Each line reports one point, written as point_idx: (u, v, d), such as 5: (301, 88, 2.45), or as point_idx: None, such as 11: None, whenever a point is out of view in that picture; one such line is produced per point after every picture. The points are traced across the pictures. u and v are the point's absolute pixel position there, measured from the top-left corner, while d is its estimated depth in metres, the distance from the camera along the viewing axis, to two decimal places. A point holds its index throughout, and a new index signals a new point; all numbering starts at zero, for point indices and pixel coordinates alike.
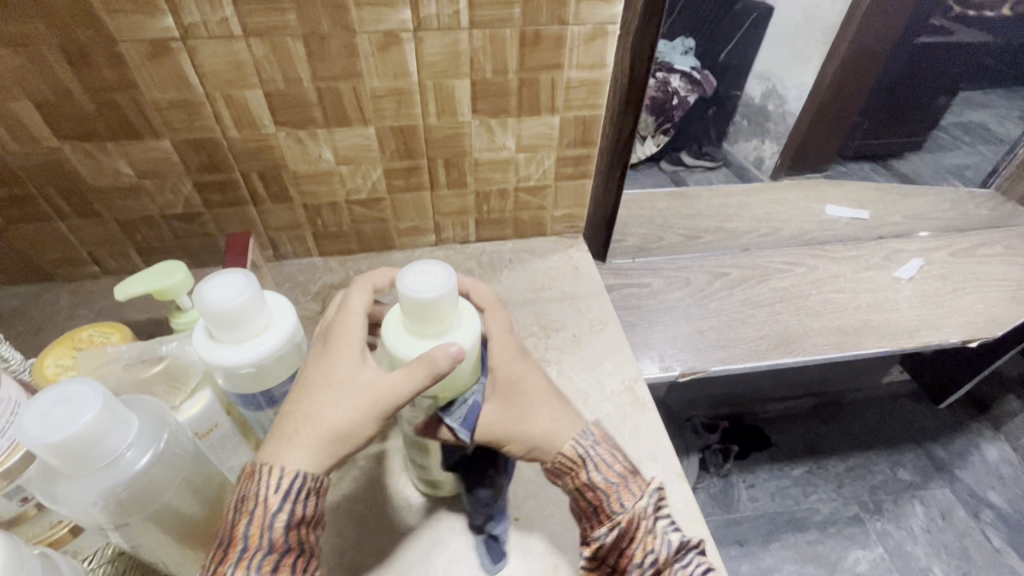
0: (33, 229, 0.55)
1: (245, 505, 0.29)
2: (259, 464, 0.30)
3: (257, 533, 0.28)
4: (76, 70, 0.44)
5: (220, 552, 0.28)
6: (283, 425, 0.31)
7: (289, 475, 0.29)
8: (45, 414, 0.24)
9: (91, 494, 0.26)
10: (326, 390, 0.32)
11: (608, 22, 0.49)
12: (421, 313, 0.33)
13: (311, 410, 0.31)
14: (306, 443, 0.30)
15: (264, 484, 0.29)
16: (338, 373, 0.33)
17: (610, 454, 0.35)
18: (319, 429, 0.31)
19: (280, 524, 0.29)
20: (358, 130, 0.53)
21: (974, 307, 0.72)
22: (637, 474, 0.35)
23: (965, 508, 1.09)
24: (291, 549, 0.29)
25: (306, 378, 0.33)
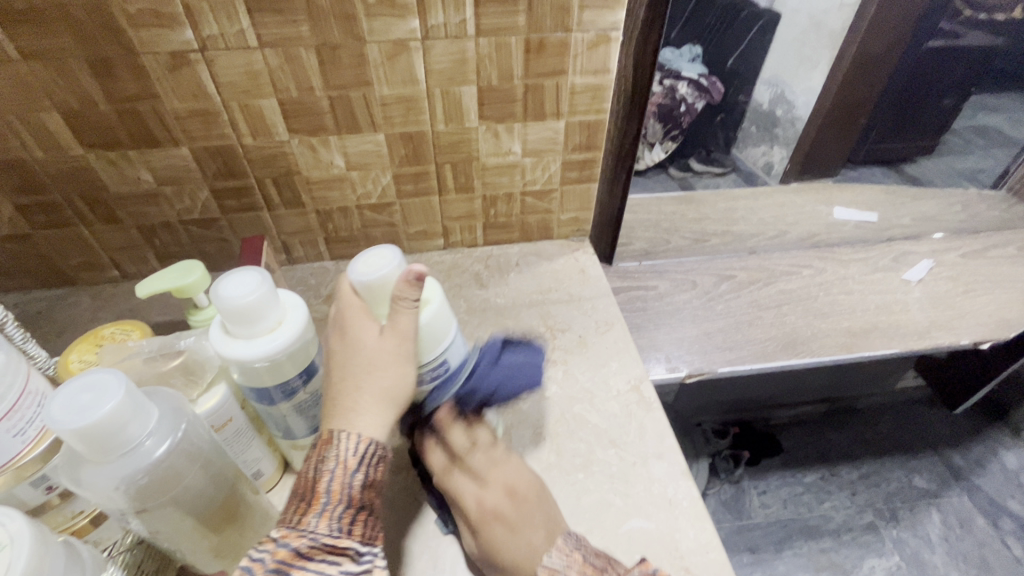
0: (56, 234, 0.57)
1: (326, 463, 0.31)
2: (336, 431, 0.33)
3: (339, 489, 0.31)
4: (100, 81, 0.46)
5: (303, 504, 0.31)
6: (338, 400, 0.34)
7: (365, 442, 0.32)
8: (72, 401, 0.26)
9: (112, 480, 0.27)
10: (357, 366, 0.34)
11: (610, 29, 0.50)
12: (378, 291, 0.36)
13: (360, 384, 0.34)
14: (367, 411, 0.33)
15: (344, 447, 0.32)
16: (361, 346, 0.35)
17: (562, 567, 0.34)
18: (371, 397, 0.34)
19: (356, 483, 0.32)
20: (368, 137, 0.54)
21: (986, 309, 0.72)
22: (602, 572, 0.34)
23: (983, 517, 1.06)
24: (363, 506, 0.32)
25: (337, 361, 0.35)
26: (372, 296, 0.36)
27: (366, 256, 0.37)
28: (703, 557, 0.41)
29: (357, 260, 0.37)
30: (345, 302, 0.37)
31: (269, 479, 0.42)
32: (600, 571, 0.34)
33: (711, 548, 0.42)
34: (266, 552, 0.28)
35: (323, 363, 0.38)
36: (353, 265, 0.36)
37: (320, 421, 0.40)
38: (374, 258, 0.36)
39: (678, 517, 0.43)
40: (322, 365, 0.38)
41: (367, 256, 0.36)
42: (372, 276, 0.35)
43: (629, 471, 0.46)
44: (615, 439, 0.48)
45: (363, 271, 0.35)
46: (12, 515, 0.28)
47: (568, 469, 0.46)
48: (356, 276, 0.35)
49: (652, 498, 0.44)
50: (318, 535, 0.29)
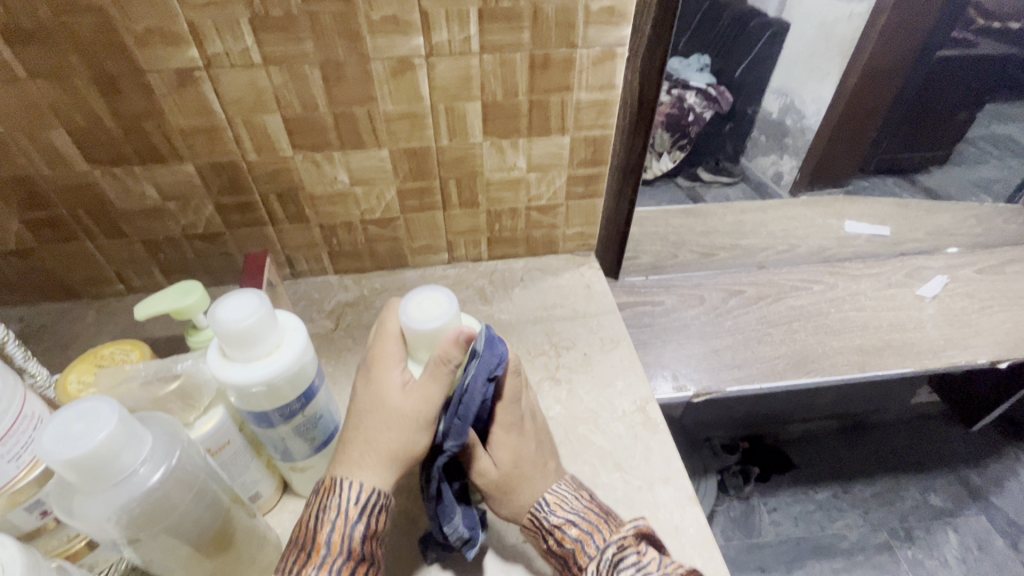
0: (62, 248, 0.57)
1: (327, 514, 0.32)
2: (337, 479, 0.33)
3: (339, 541, 0.32)
4: (106, 98, 0.46)
5: (302, 554, 0.31)
6: (346, 449, 0.35)
7: (366, 491, 0.33)
8: (62, 431, 0.25)
9: (107, 509, 0.27)
10: (375, 418, 0.35)
11: (616, 45, 0.49)
12: (424, 341, 0.35)
13: (370, 438, 0.34)
14: (371, 466, 0.34)
15: (344, 496, 0.33)
16: (384, 396, 0.35)
17: (566, 521, 0.37)
18: (379, 453, 0.34)
19: (356, 534, 0.32)
20: (372, 152, 0.54)
21: (1003, 327, 0.70)
22: (600, 528, 0.36)
23: (1002, 538, 1.04)
24: (363, 558, 0.32)
25: (358, 406, 0.36)
26: (415, 342, 0.36)
27: (418, 296, 0.36)
28: None
29: (410, 297, 0.36)
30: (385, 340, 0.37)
31: (267, 501, 0.42)
32: (598, 527, 0.36)
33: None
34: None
35: (322, 385, 0.37)
36: (408, 305, 0.36)
37: (319, 443, 0.39)
38: (429, 302, 0.36)
39: (684, 545, 0.42)
40: (321, 387, 0.37)
41: (424, 299, 0.36)
42: (421, 325, 0.35)
43: (634, 496, 0.45)
44: (620, 461, 0.47)
45: (415, 317, 0.35)
46: (4, 542, 0.28)
47: None
48: (409, 320, 0.35)
49: (658, 524, 0.43)
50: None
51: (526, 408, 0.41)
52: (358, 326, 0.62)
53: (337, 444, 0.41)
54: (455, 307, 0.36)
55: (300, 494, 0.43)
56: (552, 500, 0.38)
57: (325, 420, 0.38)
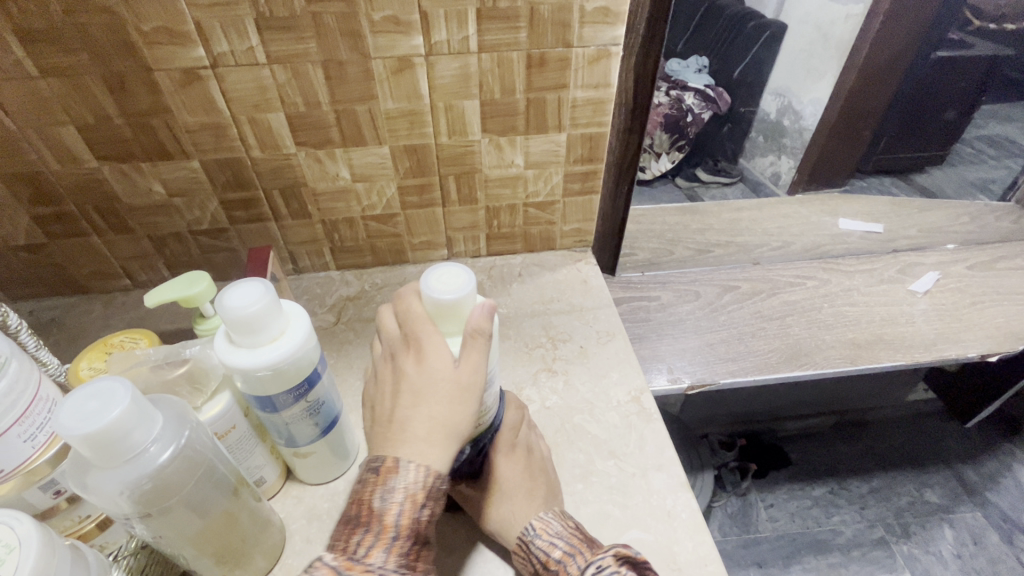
0: (71, 244, 0.59)
1: (393, 497, 0.31)
2: (401, 459, 0.32)
3: (405, 525, 0.31)
4: (114, 96, 0.48)
5: (369, 534, 0.31)
6: (408, 426, 0.32)
7: (432, 477, 0.31)
8: (79, 408, 0.26)
9: (118, 485, 0.28)
10: (432, 394, 0.33)
11: (610, 45, 0.51)
12: (455, 312, 0.35)
13: (435, 413, 0.33)
14: (436, 442, 0.32)
15: (410, 480, 0.31)
16: (438, 373, 0.33)
17: (550, 544, 0.38)
18: (446, 431, 0.32)
19: (421, 518, 0.31)
20: (373, 150, 0.55)
21: (994, 321, 0.71)
22: (580, 552, 0.37)
23: (997, 533, 1.05)
24: (420, 539, 0.32)
25: (409, 385, 0.34)
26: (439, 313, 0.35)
27: (437, 271, 0.36)
28: (701, 570, 0.41)
29: (428, 275, 0.36)
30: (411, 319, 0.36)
31: (272, 485, 0.43)
32: (580, 551, 0.37)
33: (711, 561, 0.41)
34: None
35: (325, 372, 0.39)
36: (433, 280, 0.36)
37: (322, 429, 0.40)
38: (447, 277, 0.36)
39: (676, 529, 0.43)
40: (324, 374, 0.39)
41: (443, 273, 0.36)
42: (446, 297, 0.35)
43: (629, 483, 0.46)
44: (615, 450, 0.48)
45: (438, 289, 0.35)
46: (20, 518, 0.29)
47: (567, 480, 0.46)
48: (433, 293, 0.35)
49: (651, 509, 0.44)
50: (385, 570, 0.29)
51: (523, 439, 0.45)
52: (359, 320, 0.63)
53: (338, 432, 0.42)
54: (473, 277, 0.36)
55: (303, 480, 0.44)
56: (539, 525, 0.39)
57: (327, 407, 0.39)
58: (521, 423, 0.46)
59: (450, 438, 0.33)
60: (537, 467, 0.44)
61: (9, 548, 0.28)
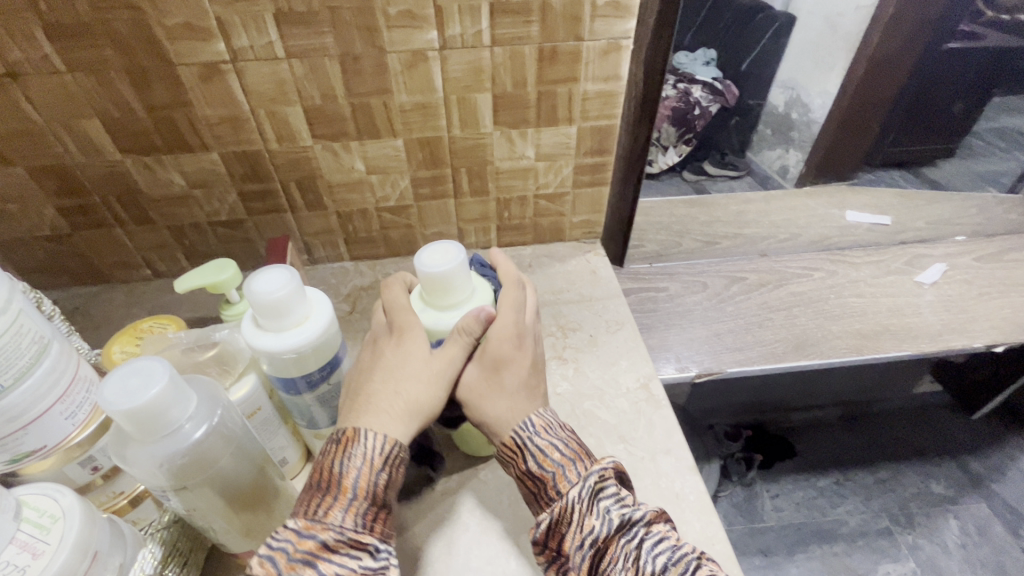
0: (94, 235, 0.61)
1: (353, 461, 0.33)
2: (360, 428, 0.34)
3: (364, 486, 0.32)
4: (137, 90, 0.49)
5: (326, 498, 0.32)
6: (372, 399, 0.35)
7: (391, 443, 0.34)
8: (122, 385, 0.28)
9: (155, 458, 0.29)
10: (402, 373, 0.36)
11: (621, 38, 0.52)
12: (439, 283, 0.38)
13: (401, 389, 0.36)
14: (397, 416, 0.35)
15: (370, 446, 0.33)
16: (411, 358, 0.37)
17: (549, 444, 0.36)
18: (407, 405, 0.35)
19: (380, 483, 0.33)
20: (387, 142, 0.57)
21: (1001, 312, 0.71)
22: (581, 459, 0.36)
23: (1002, 524, 1.06)
24: (383, 505, 0.34)
25: (384, 364, 0.37)
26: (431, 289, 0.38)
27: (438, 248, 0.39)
28: (708, 549, 0.42)
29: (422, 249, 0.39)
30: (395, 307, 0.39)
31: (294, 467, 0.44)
32: (581, 459, 0.36)
33: (717, 540, 0.43)
34: (289, 542, 0.29)
35: (344, 357, 0.40)
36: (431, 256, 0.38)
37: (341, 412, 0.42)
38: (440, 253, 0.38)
39: (684, 509, 0.44)
40: (343, 359, 0.40)
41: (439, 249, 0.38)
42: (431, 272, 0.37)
43: (637, 466, 0.47)
44: (624, 434, 0.49)
45: (428, 263, 0.37)
46: (62, 492, 0.31)
47: None
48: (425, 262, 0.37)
49: (660, 491, 0.46)
50: (344, 529, 0.31)
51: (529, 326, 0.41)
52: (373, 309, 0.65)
53: None
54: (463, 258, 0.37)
55: None
56: (537, 422, 0.37)
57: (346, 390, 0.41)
58: (523, 307, 0.41)
59: (408, 416, 0.35)
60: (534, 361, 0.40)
61: (54, 518, 0.30)
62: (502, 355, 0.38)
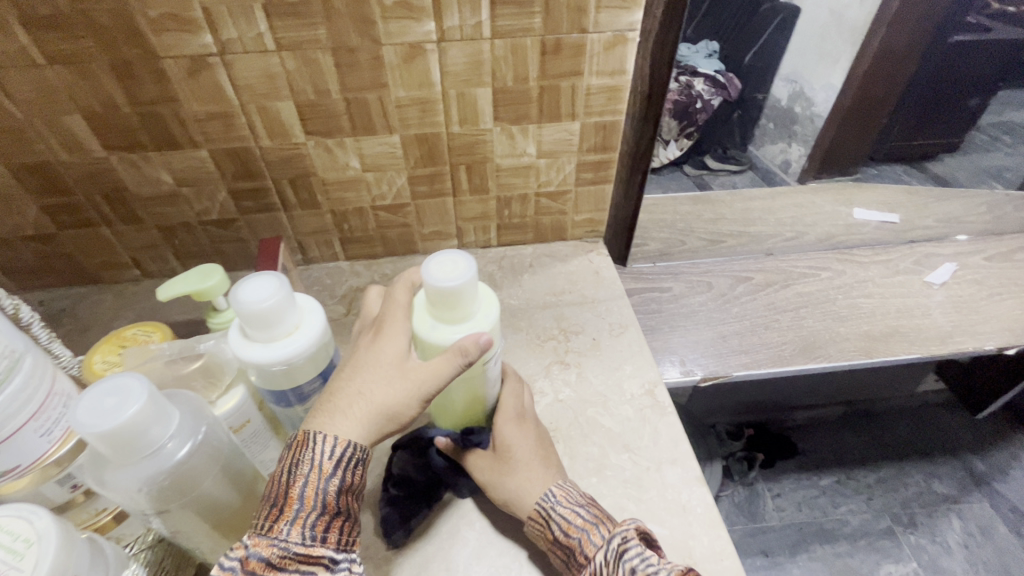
0: (80, 234, 0.58)
1: (301, 470, 0.30)
2: (310, 432, 0.31)
3: (312, 496, 0.30)
4: (122, 84, 0.47)
5: (274, 510, 0.30)
6: (334, 397, 0.33)
7: (340, 446, 0.31)
8: (96, 406, 0.26)
9: (133, 481, 0.28)
10: (368, 369, 0.34)
11: (627, 30, 0.49)
12: (448, 297, 0.35)
13: (363, 389, 0.33)
14: (355, 418, 0.32)
15: (318, 452, 0.31)
16: (386, 358, 0.34)
17: (572, 512, 0.38)
18: (369, 408, 0.33)
19: (331, 490, 0.30)
20: (383, 139, 0.55)
21: (1011, 313, 0.70)
22: (603, 522, 0.37)
23: (1005, 523, 1.05)
24: (339, 512, 0.31)
25: (356, 360, 0.35)
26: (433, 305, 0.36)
27: (440, 259, 0.36)
28: (717, 565, 0.41)
29: (429, 262, 0.36)
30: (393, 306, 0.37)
31: None
32: (602, 523, 0.37)
33: (726, 556, 0.41)
34: (231, 561, 0.28)
35: (338, 366, 0.38)
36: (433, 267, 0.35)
37: None
38: (448, 264, 0.36)
39: (691, 523, 0.43)
40: (337, 368, 0.38)
41: (444, 261, 0.35)
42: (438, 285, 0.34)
43: (643, 477, 0.46)
44: (629, 443, 0.48)
45: (439, 276, 0.35)
46: (37, 513, 0.30)
47: (581, 474, 0.46)
48: (432, 277, 0.35)
49: (666, 504, 0.44)
50: (289, 544, 0.29)
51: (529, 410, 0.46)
52: None
53: None
54: (472, 272, 0.35)
55: None
56: (557, 492, 0.40)
57: None
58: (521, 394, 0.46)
59: (369, 418, 0.32)
60: (540, 437, 0.45)
61: (28, 543, 0.28)
62: (511, 440, 0.43)
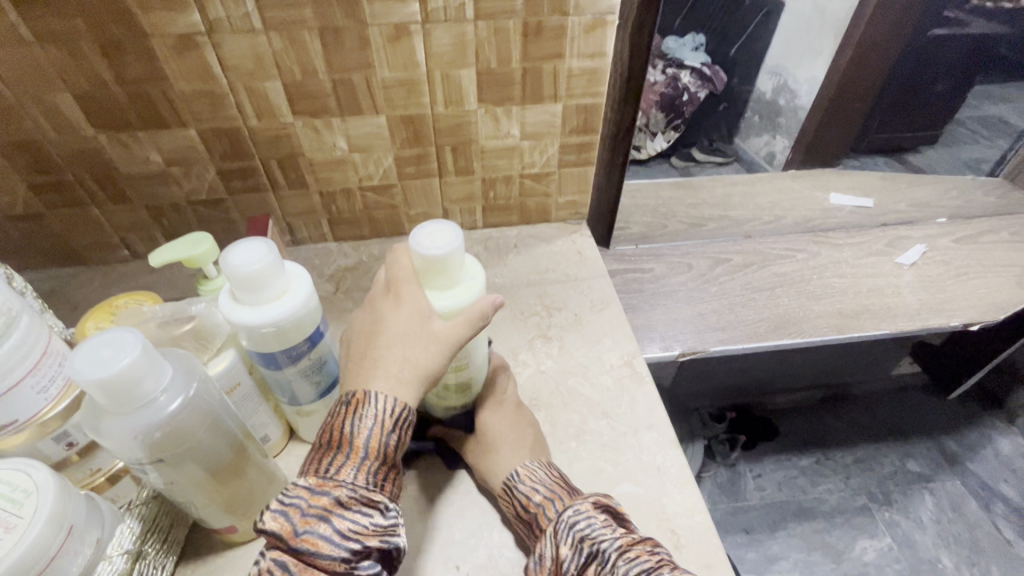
0: (69, 214, 0.59)
1: (365, 421, 0.32)
2: (372, 391, 0.33)
3: (375, 447, 0.32)
4: (109, 62, 0.47)
5: (338, 456, 0.31)
6: (381, 364, 0.34)
7: (401, 405, 0.33)
8: (94, 354, 0.28)
9: (128, 430, 0.29)
10: (408, 336, 0.35)
11: (606, 14, 0.51)
12: (441, 267, 0.37)
13: (409, 354, 0.34)
14: (406, 380, 0.34)
15: (381, 407, 0.32)
16: (417, 322, 0.35)
17: (532, 488, 0.39)
18: (417, 370, 0.34)
19: (391, 444, 0.32)
20: (369, 119, 0.56)
21: (976, 292, 0.73)
22: (561, 497, 0.38)
23: (975, 500, 1.09)
24: (392, 465, 0.33)
25: (387, 328, 0.35)
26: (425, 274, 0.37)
27: (426, 231, 0.37)
28: (689, 520, 0.43)
29: (417, 235, 0.37)
30: (400, 274, 0.37)
31: (275, 445, 0.44)
32: (559, 496, 0.38)
33: (697, 512, 0.43)
34: (303, 498, 0.30)
35: (326, 332, 0.40)
36: (411, 239, 0.37)
37: (323, 388, 0.41)
38: (437, 235, 0.37)
39: (665, 483, 0.45)
40: (325, 334, 0.40)
41: (432, 231, 0.37)
42: (433, 255, 0.36)
43: (620, 441, 0.48)
44: (607, 411, 0.50)
45: (430, 248, 0.36)
46: (35, 466, 0.31)
47: (561, 439, 0.48)
48: (421, 250, 0.36)
49: (642, 465, 0.46)
50: (356, 486, 0.31)
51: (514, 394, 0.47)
52: (357, 289, 0.64)
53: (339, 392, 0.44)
54: (461, 239, 0.37)
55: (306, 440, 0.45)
56: (523, 472, 0.41)
57: (329, 366, 0.41)
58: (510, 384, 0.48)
59: (419, 381, 0.34)
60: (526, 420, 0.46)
61: (27, 492, 0.30)
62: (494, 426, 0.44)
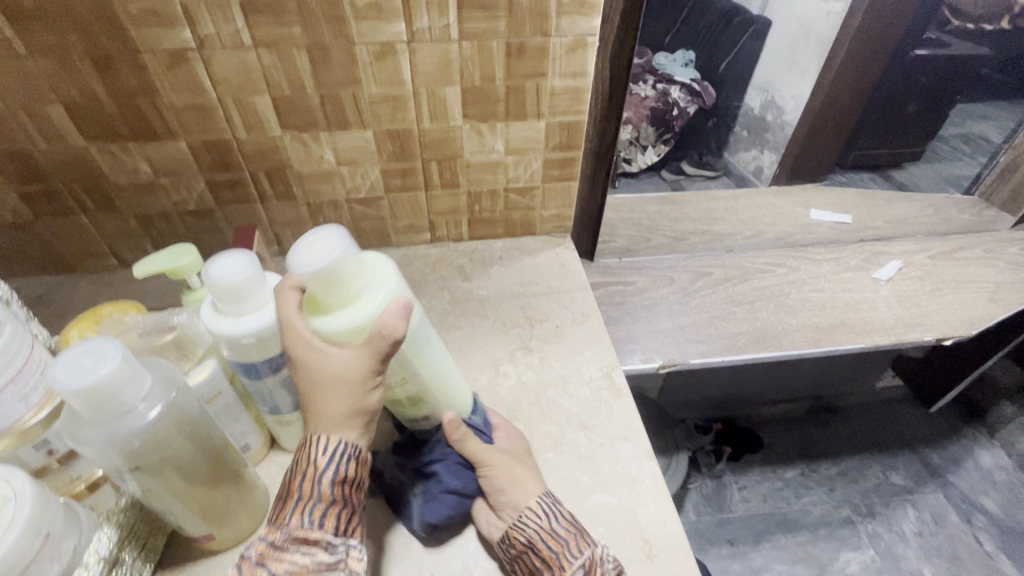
0: (58, 222, 0.60)
1: (300, 464, 0.34)
2: (307, 435, 0.35)
3: (308, 487, 0.34)
4: (100, 75, 0.49)
5: (283, 503, 0.34)
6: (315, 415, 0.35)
7: (332, 442, 0.34)
8: (74, 364, 0.28)
9: (107, 438, 0.30)
10: (324, 386, 0.34)
11: (587, 34, 0.53)
12: (329, 280, 0.34)
13: (332, 402, 0.34)
14: (345, 424, 0.35)
15: (311, 449, 0.34)
16: (328, 369, 0.34)
17: (548, 524, 0.39)
18: (350, 411, 0.35)
19: (325, 481, 0.34)
20: (356, 133, 0.57)
21: (950, 307, 0.75)
22: (580, 535, 0.39)
23: (957, 513, 1.10)
24: (336, 501, 0.34)
25: (305, 378, 0.34)
26: (320, 293, 0.35)
27: (306, 244, 0.34)
28: (662, 531, 0.44)
29: (296, 251, 0.34)
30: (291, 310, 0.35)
31: (256, 454, 0.45)
32: (574, 537, 0.39)
33: (670, 522, 0.44)
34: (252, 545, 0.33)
35: None
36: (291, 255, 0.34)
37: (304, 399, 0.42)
38: (318, 246, 0.34)
39: (639, 493, 0.46)
40: None
41: (312, 243, 0.34)
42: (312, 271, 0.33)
43: (596, 451, 0.49)
44: (584, 422, 0.51)
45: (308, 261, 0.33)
46: (15, 473, 0.31)
47: (539, 448, 0.49)
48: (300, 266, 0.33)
49: (617, 476, 0.47)
50: (292, 528, 0.33)
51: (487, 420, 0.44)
52: None
53: None
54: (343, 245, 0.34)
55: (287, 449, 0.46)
56: (537, 511, 0.40)
57: None
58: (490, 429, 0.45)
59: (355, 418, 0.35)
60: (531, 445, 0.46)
61: (5, 499, 0.30)
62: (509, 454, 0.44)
